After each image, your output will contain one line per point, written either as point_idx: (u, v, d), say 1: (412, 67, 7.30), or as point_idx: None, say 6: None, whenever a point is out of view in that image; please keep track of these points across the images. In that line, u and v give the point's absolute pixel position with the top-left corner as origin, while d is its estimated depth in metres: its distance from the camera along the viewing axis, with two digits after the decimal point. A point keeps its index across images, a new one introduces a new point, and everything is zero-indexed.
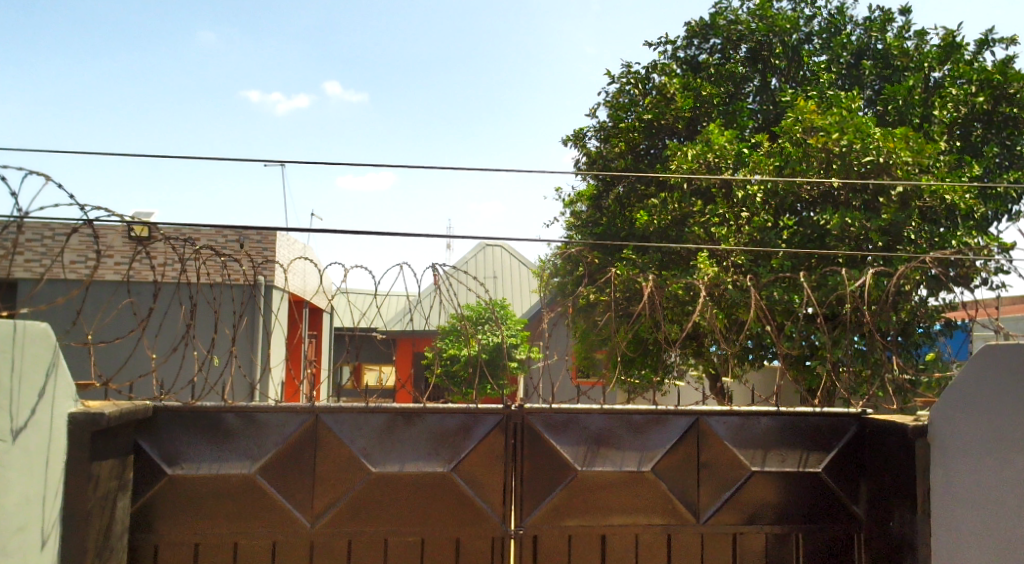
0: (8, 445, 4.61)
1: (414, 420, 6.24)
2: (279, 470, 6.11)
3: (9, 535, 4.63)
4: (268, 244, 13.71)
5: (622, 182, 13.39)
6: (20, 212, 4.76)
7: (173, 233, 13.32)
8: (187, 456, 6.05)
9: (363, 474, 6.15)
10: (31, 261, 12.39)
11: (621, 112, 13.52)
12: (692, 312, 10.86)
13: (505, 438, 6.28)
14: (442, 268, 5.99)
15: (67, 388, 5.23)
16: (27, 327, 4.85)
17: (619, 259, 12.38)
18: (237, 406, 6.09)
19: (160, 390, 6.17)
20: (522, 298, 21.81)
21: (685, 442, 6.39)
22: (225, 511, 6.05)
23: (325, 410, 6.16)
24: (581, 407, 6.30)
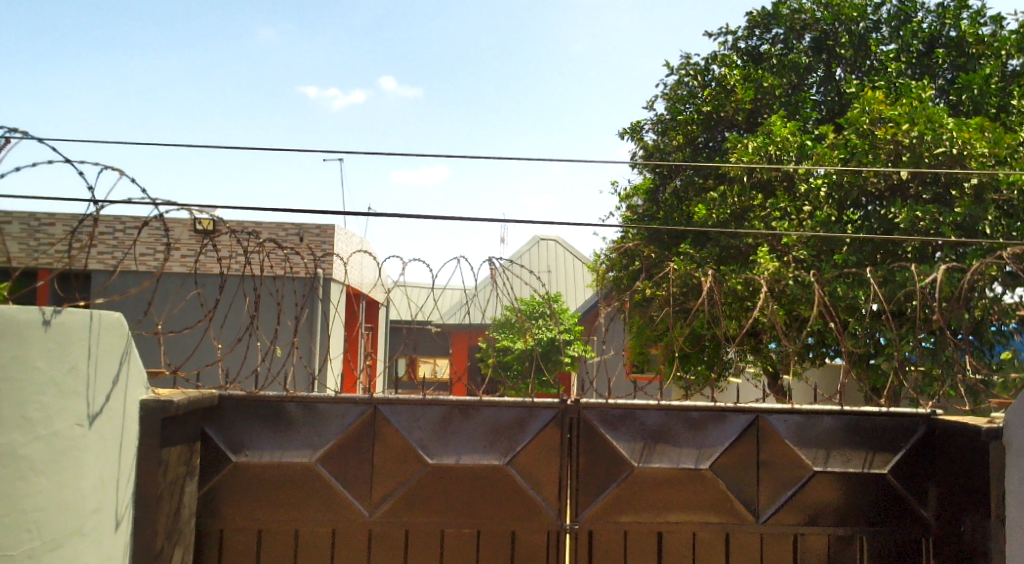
0: (84, 430, 4.78)
1: (471, 412, 6.30)
2: (338, 459, 6.22)
3: (85, 516, 4.80)
4: (327, 237, 13.97)
5: (679, 175, 13.28)
6: (98, 207, 4.97)
7: (236, 229, 13.65)
8: (251, 444, 6.19)
9: (420, 465, 6.23)
10: (104, 254, 12.83)
11: (679, 104, 13.47)
12: (751, 308, 10.71)
13: (561, 432, 6.30)
14: (499, 261, 6.15)
15: (140, 375, 5.40)
16: (104, 316, 5.01)
17: (676, 253, 12.27)
18: (298, 396, 6.21)
19: (226, 379, 6.33)
20: (577, 292, 21.74)
21: (744, 439, 6.33)
22: (287, 499, 6.18)
23: (382, 400, 6.25)
24: (639, 402, 6.28)
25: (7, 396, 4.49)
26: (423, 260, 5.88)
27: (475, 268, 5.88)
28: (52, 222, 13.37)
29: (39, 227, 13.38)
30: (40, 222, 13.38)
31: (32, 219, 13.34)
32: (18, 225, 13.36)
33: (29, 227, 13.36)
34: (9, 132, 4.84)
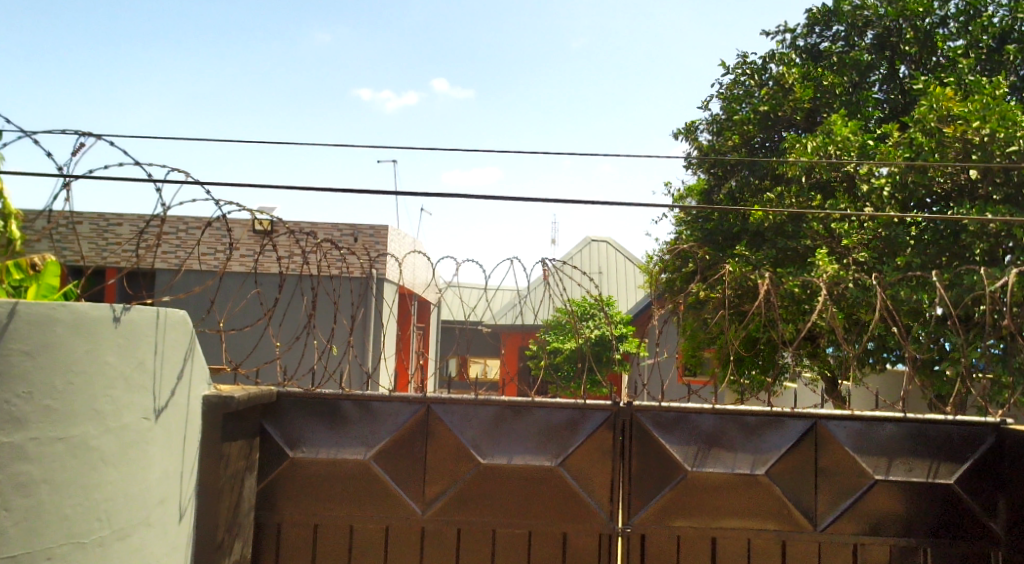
0: (150, 423, 4.95)
1: (523, 413, 6.31)
2: (392, 457, 6.28)
3: (151, 507, 4.97)
4: (380, 238, 14.12)
5: (735, 176, 13.15)
6: (165, 207, 5.11)
7: (294, 229, 13.87)
8: (307, 440, 6.29)
9: (473, 464, 6.26)
10: (168, 253, 13.14)
11: (734, 104, 13.31)
12: (809, 311, 10.55)
13: (613, 435, 6.27)
14: (551, 261, 6.19)
15: (203, 371, 5.55)
16: (169, 313, 5.17)
17: (731, 255, 12.14)
18: (354, 394, 6.29)
19: (284, 376, 6.45)
20: (628, 293, 21.61)
21: (801, 445, 6.23)
22: (343, 495, 6.26)
23: (435, 400, 6.29)
24: (693, 406, 6.23)
25: (80, 388, 4.60)
26: (476, 261, 5.91)
27: (528, 269, 5.91)
28: (119, 222, 13.73)
29: (107, 227, 13.75)
30: (108, 222, 13.75)
31: (100, 219, 13.72)
32: (87, 224, 13.75)
33: (98, 226, 13.74)
34: (80, 135, 5.09)
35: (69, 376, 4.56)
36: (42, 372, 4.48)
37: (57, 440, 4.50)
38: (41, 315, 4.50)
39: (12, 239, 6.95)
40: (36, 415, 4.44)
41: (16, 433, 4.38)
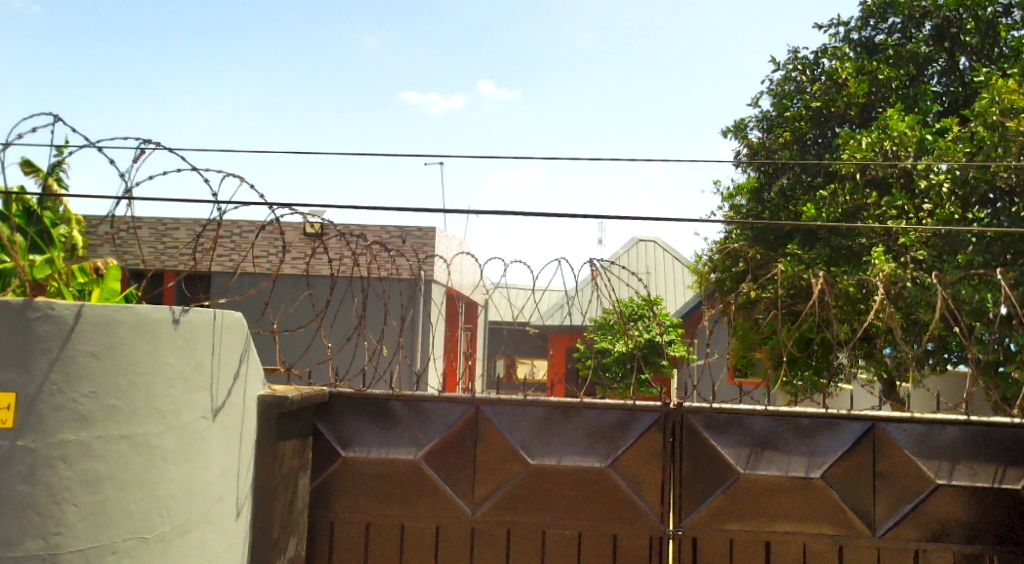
0: (208, 423, 5.05)
1: (572, 414, 6.27)
2: (442, 457, 6.30)
3: (210, 505, 5.07)
4: (428, 240, 14.18)
5: (787, 173, 12.96)
6: (221, 211, 5.23)
7: (344, 231, 14.02)
8: (359, 440, 6.35)
9: (523, 465, 6.25)
10: (223, 256, 13.37)
11: (786, 100, 13.15)
12: (865, 311, 10.35)
13: (664, 436, 6.21)
14: (599, 261, 6.19)
15: (258, 372, 5.65)
16: (227, 315, 5.27)
17: (783, 254, 11.95)
18: (404, 394, 6.33)
19: (336, 377, 6.52)
20: (677, 294, 21.40)
21: (858, 448, 6.11)
22: (395, 494, 6.30)
23: (484, 401, 6.30)
24: (745, 408, 6.14)
25: (142, 387, 4.69)
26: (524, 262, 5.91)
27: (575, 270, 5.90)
28: (176, 226, 14.01)
29: (166, 231, 14.04)
30: (166, 227, 14.04)
31: (159, 224, 14.01)
32: (147, 229, 14.06)
33: (156, 231, 14.03)
34: (142, 142, 5.24)
35: (132, 376, 4.66)
36: (106, 372, 4.57)
37: (120, 438, 4.60)
38: (104, 316, 4.59)
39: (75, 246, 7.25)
40: (101, 414, 4.55)
41: (82, 430, 4.49)
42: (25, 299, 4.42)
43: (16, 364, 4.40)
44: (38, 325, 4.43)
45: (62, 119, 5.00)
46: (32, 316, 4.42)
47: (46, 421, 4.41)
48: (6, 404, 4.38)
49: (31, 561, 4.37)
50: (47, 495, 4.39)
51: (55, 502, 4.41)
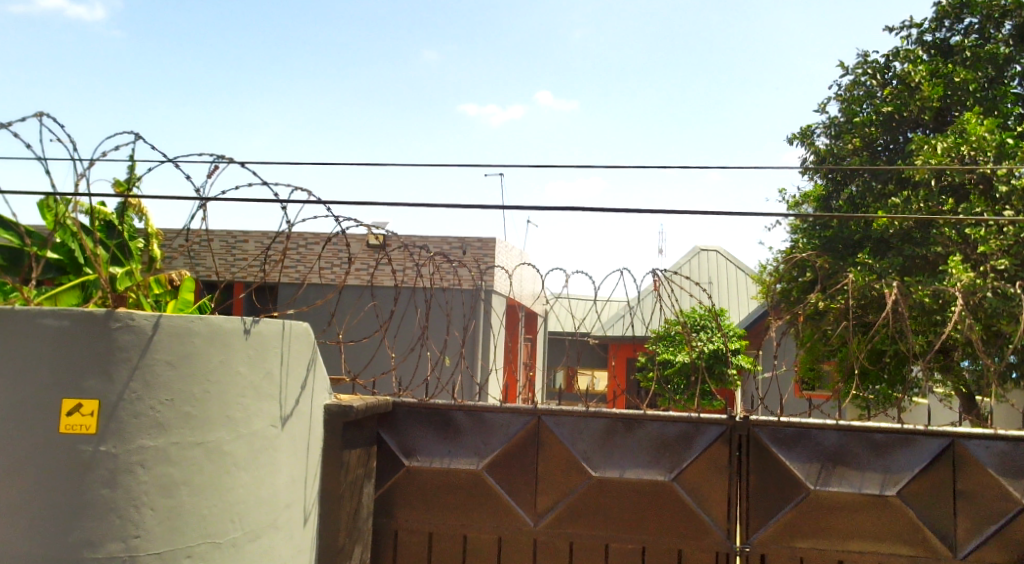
0: (277, 430, 5.12)
1: (634, 426, 6.17)
2: (505, 468, 6.25)
3: (279, 510, 5.13)
4: (488, 250, 14.18)
5: (856, 180, 12.63)
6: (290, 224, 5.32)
7: (406, 242, 14.14)
8: (422, 449, 6.35)
9: (585, 477, 6.17)
10: (290, 268, 13.60)
11: (855, 105, 12.86)
12: (943, 323, 10.01)
13: (729, 450, 6.07)
14: (662, 272, 6.12)
15: (323, 382, 5.73)
16: (295, 326, 5.35)
17: (853, 264, 11.66)
18: (466, 404, 6.31)
19: (399, 386, 6.54)
20: (740, 304, 21.05)
21: (935, 466, 5.88)
22: (457, 504, 6.27)
23: (546, 411, 6.24)
24: (814, 421, 5.97)
25: (215, 396, 4.76)
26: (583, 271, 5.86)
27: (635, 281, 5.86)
28: (245, 239, 14.27)
29: (235, 244, 14.32)
30: (236, 239, 14.32)
31: (229, 237, 14.31)
32: (218, 242, 14.38)
33: (227, 244, 14.35)
34: (216, 157, 5.35)
35: (205, 384, 4.73)
36: (182, 380, 4.64)
37: (195, 445, 4.67)
38: (181, 326, 4.65)
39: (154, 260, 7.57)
40: (177, 421, 4.62)
41: (158, 437, 4.56)
42: (108, 309, 4.51)
43: (99, 371, 4.47)
44: (119, 335, 4.50)
45: (141, 138, 5.15)
46: (114, 325, 4.50)
47: (126, 427, 4.48)
48: (88, 410, 4.45)
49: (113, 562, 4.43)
50: (126, 498, 4.46)
51: (134, 505, 4.48)
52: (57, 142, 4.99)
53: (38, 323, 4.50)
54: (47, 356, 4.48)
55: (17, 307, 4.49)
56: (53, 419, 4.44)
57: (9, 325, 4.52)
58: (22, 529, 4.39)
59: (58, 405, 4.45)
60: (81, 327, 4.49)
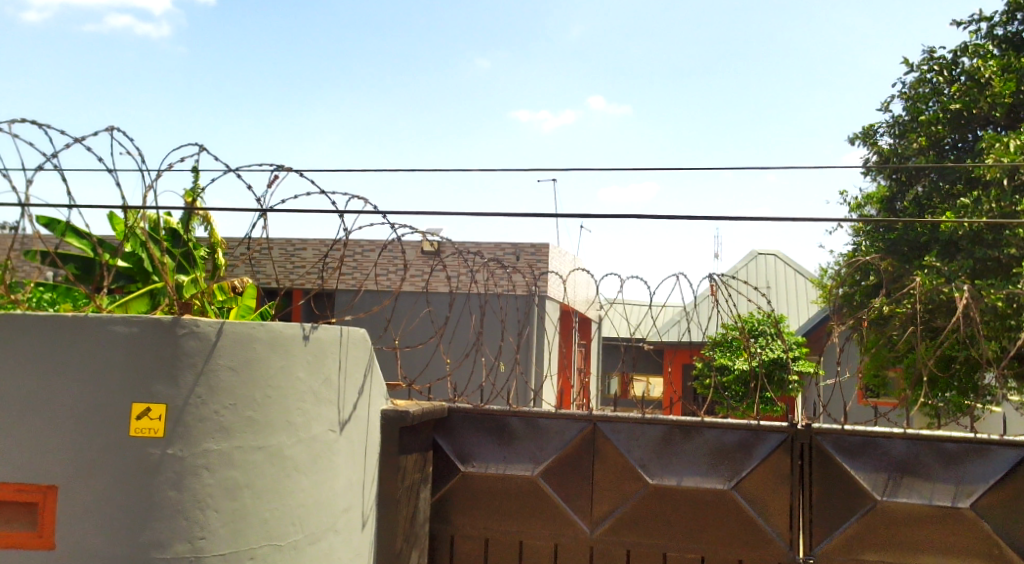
0: (336, 435, 5.14)
1: (692, 434, 6.03)
2: (560, 474, 6.17)
3: (337, 514, 5.15)
4: (542, 255, 14.10)
5: (922, 180, 12.29)
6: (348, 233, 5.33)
7: (461, 249, 14.15)
8: (477, 455, 6.30)
9: (641, 484, 6.05)
10: (347, 275, 13.70)
11: (921, 103, 12.52)
12: (1017, 327, 9.65)
13: (791, 458, 5.89)
14: (719, 277, 5.98)
15: (380, 388, 5.74)
16: (351, 332, 5.36)
17: (919, 266, 11.37)
18: (521, 410, 6.24)
19: (454, 392, 6.50)
20: (800, 310, 20.62)
21: (1011, 477, 5.62)
22: (513, 510, 6.21)
23: (601, 418, 6.14)
24: (880, 430, 5.76)
25: (277, 400, 4.78)
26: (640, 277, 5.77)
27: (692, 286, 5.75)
28: (304, 246, 14.43)
29: (294, 252, 14.47)
30: (295, 247, 14.48)
31: (288, 245, 14.47)
32: (277, 250, 14.54)
33: (286, 251, 14.49)
34: (276, 167, 5.36)
35: (267, 389, 4.74)
36: (244, 385, 4.66)
37: (257, 449, 4.69)
38: (244, 332, 4.67)
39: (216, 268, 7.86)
40: (240, 425, 4.63)
41: (223, 441, 4.58)
42: (175, 315, 4.53)
43: (166, 377, 4.50)
44: (185, 341, 4.52)
45: (205, 149, 5.13)
46: (180, 332, 4.52)
47: (192, 430, 4.50)
48: (156, 414, 4.47)
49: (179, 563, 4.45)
50: (193, 500, 4.48)
51: (200, 508, 4.50)
52: (127, 154, 4.91)
53: (109, 330, 4.52)
54: (117, 362, 4.51)
55: (87, 315, 4.51)
56: (123, 422, 4.46)
57: (81, 332, 4.53)
58: (94, 531, 4.41)
59: (128, 410, 4.47)
60: (150, 333, 4.51)
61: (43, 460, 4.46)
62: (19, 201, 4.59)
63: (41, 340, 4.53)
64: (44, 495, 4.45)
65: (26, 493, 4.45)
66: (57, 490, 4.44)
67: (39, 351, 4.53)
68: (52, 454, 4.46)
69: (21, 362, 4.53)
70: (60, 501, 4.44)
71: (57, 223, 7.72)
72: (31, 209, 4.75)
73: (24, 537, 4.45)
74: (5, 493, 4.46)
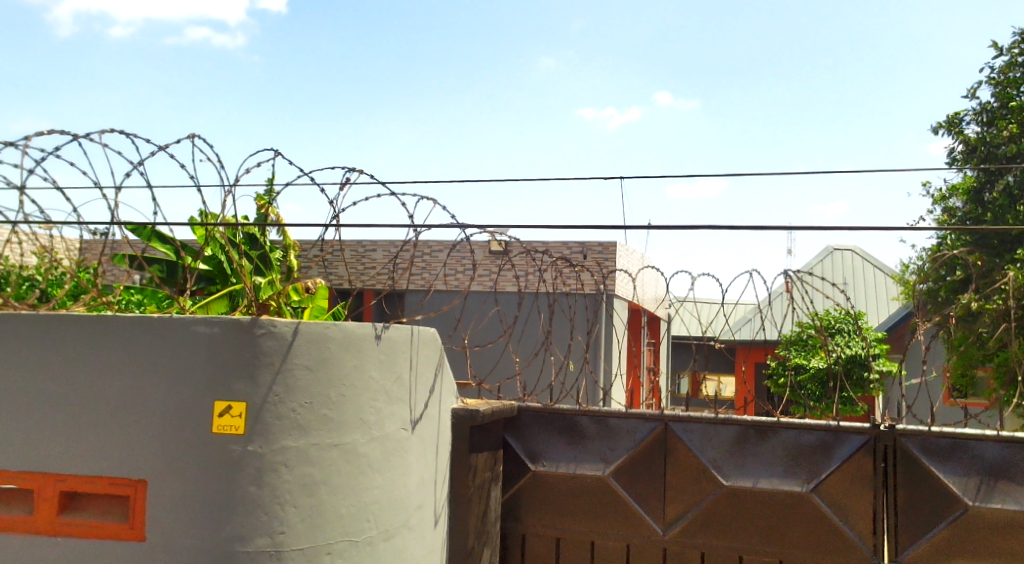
0: (408, 434, 5.09)
1: (768, 434, 5.80)
2: (631, 474, 6.01)
3: (410, 511, 5.09)
4: (609, 254, 13.90)
5: (1013, 170, 11.71)
6: (417, 233, 5.27)
7: (528, 248, 14.06)
8: (547, 454, 6.18)
9: (715, 486, 5.85)
10: (416, 276, 13.72)
11: (1011, 89, 11.92)
12: None
13: (874, 461, 5.61)
14: (795, 273, 5.72)
15: (451, 388, 5.68)
16: (422, 331, 5.31)
17: (1010, 260, 10.82)
18: (591, 409, 6.10)
19: (523, 391, 6.39)
20: (879, 307, 19.95)
21: None
22: (583, 510, 6.07)
23: (673, 417, 5.96)
24: (971, 432, 5.41)
25: (350, 399, 4.74)
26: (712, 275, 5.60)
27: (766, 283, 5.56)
28: (374, 248, 14.52)
29: (365, 253, 14.57)
30: (365, 248, 14.58)
31: (358, 246, 14.58)
32: (349, 251, 14.65)
33: (357, 253, 14.59)
34: (348, 170, 5.33)
35: (341, 387, 4.71)
36: (319, 384, 4.63)
37: (332, 446, 4.66)
38: (319, 332, 4.64)
39: (291, 269, 7.97)
40: (315, 423, 4.61)
41: (300, 438, 4.56)
42: (253, 315, 4.52)
43: (245, 375, 4.49)
44: (263, 341, 4.51)
45: (281, 155, 5.11)
46: (259, 332, 4.51)
47: (271, 428, 4.49)
48: (237, 412, 4.46)
49: (260, 557, 4.44)
50: (272, 496, 4.48)
51: (279, 504, 4.49)
52: (208, 160, 5.04)
53: (192, 330, 4.53)
54: (200, 361, 4.51)
55: (171, 315, 4.52)
56: (206, 419, 4.47)
57: (165, 331, 4.55)
58: (181, 524, 4.43)
59: (210, 407, 4.47)
60: (231, 333, 4.51)
61: (132, 456, 4.49)
62: (109, 211, 4.67)
63: (126, 339, 4.56)
64: (135, 489, 4.49)
65: (117, 486, 4.49)
66: (146, 484, 4.47)
67: (125, 350, 4.55)
68: (140, 449, 4.48)
69: (108, 360, 4.56)
70: (149, 495, 4.47)
71: (142, 228, 7.88)
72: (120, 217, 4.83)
73: (115, 529, 4.50)
74: (97, 486, 4.51)
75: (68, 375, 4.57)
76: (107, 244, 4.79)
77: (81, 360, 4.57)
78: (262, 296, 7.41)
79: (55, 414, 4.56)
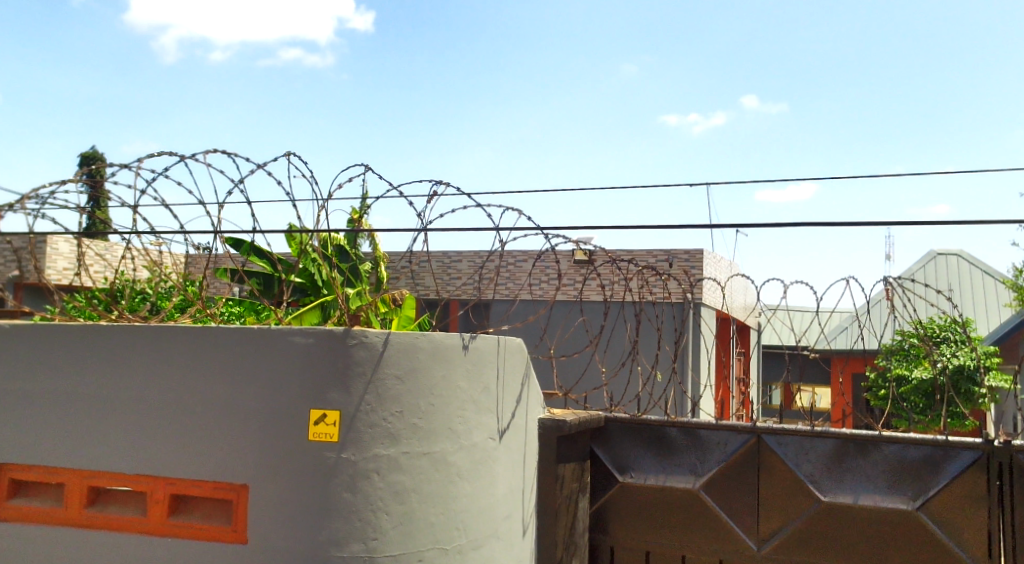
0: (496, 443, 5.05)
1: (869, 448, 5.54)
2: (724, 487, 5.83)
3: (499, 520, 5.04)
4: (696, 261, 13.64)
5: None
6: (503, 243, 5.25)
7: (613, 256, 13.91)
8: (636, 466, 6.05)
9: (813, 501, 5.62)
10: (502, 285, 13.75)
11: None
12: None
13: (987, 479, 5.27)
14: (894, 280, 5.44)
15: (538, 398, 5.62)
16: (508, 342, 5.26)
17: None
18: (680, 420, 5.94)
19: (611, 401, 6.28)
20: (988, 314, 19.03)
21: None
22: (674, 523, 5.92)
23: (767, 430, 5.74)
24: None
25: (440, 408, 4.73)
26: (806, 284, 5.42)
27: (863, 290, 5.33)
28: (460, 258, 14.60)
29: (450, 264, 14.67)
30: (451, 259, 14.67)
31: (444, 257, 14.68)
32: (435, 262, 14.79)
33: (443, 263, 14.70)
34: (434, 182, 5.36)
35: (431, 397, 4.70)
36: (409, 393, 4.64)
37: (422, 454, 4.65)
38: (408, 342, 4.64)
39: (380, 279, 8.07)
40: (406, 431, 4.61)
41: (391, 446, 4.56)
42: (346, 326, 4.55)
43: (339, 384, 4.52)
44: (356, 351, 4.53)
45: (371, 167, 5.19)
46: (351, 342, 4.53)
47: (364, 436, 4.51)
48: (332, 420, 4.50)
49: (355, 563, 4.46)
50: (366, 503, 4.49)
51: (373, 510, 4.50)
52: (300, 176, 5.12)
53: (289, 341, 4.58)
54: (297, 370, 4.56)
55: (269, 326, 4.59)
56: (303, 427, 4.52)
57: (264, 342, 4.62)
58: (280, 529, 4.49)
59: (306, 415, 4.52)
60: (325, 344, 4.54)
61: (234, 461, 4.57)
62: (212, 224, 4.85)
63: (227, 349, 4.65)
64: (237, 493, 4.58)
65: (221, 490, 4.60)
66: (248, 489, 4.56)
67: (225, 358, 4.65)
68: (242, 455, 4.57)
69: (210, 369, 4.66)
70: (252, 499, 4.55)
71: (241, 242, 8.12)
72: (222, 232, 5.00)
73: (220, 531, 4.60)
74: (203, 490, 4.62)
75: (172, 382, 4.70)
76: (211, 258, 4.96)
77: (186, 367, 4.69)
78: (353, 306, 7.52)
79: (162, 420, 4.68)
